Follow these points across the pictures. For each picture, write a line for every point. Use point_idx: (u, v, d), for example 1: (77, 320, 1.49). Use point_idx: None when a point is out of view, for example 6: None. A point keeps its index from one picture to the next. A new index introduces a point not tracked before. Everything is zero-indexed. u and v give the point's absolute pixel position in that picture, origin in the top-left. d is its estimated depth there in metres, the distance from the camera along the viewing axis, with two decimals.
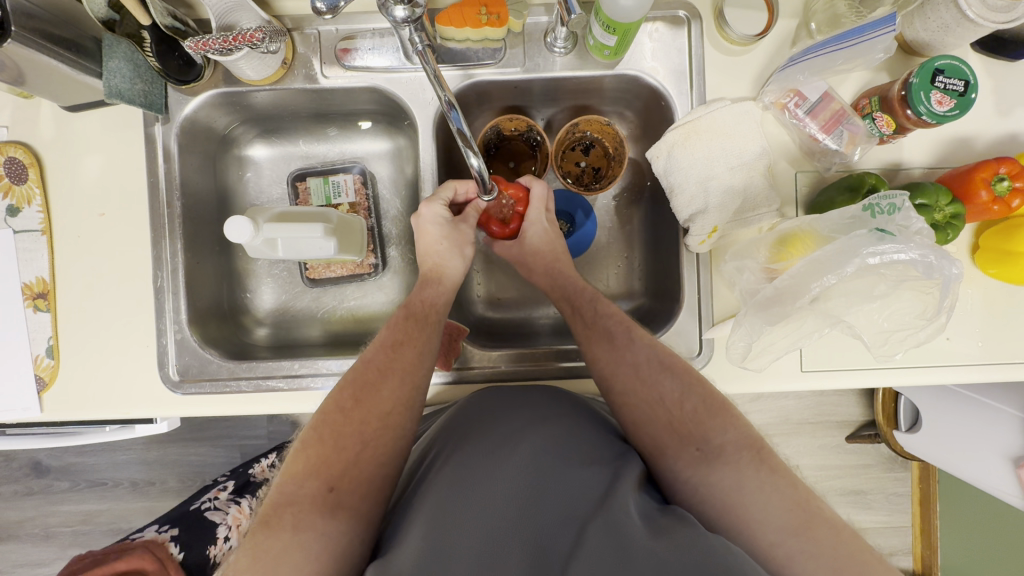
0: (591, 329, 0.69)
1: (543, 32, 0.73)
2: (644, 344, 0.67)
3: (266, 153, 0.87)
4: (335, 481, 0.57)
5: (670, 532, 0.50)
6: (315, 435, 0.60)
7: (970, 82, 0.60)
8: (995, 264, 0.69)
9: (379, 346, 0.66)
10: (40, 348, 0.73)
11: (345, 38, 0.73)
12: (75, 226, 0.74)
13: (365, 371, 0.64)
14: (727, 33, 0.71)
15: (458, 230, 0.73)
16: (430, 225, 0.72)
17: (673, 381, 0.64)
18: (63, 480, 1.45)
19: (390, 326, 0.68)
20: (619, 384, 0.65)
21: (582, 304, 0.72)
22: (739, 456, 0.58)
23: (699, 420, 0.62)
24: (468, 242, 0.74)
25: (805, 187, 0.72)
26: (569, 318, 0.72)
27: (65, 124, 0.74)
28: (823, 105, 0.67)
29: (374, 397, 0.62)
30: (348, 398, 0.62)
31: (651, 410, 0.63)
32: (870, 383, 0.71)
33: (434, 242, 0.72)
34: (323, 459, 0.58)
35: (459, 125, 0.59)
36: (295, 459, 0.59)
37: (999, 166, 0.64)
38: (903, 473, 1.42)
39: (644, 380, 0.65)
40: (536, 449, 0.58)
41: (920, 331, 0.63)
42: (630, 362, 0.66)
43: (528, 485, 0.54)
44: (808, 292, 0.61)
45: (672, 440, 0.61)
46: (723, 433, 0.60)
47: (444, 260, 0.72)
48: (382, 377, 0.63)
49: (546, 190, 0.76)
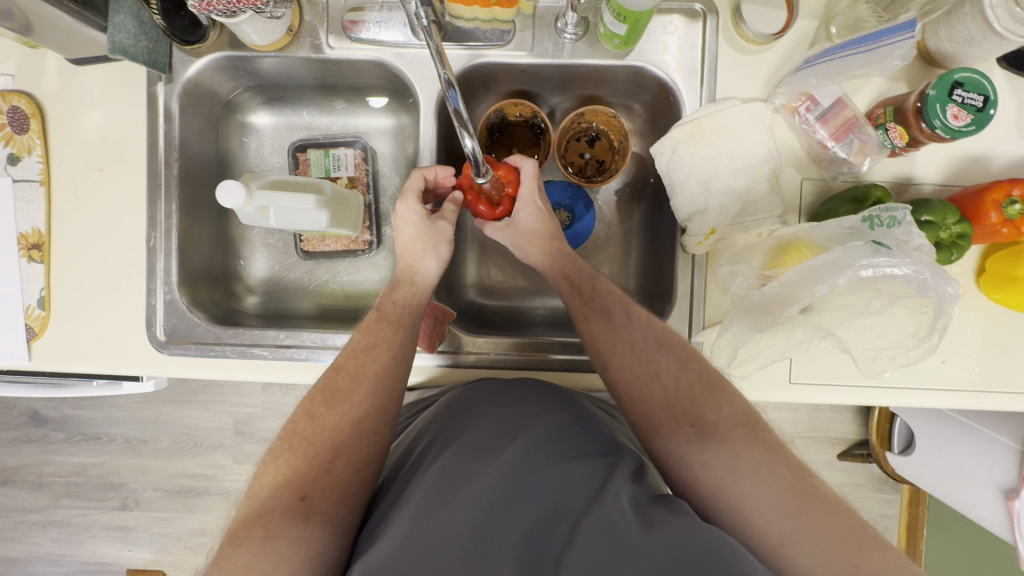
0: (587, 306, 0.68)
1: (554, 17, 0.71)
2: (640, 320, 0.66)
3: (270, 121, 0.87)
4: (305, 490, 0.57)
5: (661, 524, 0.50)
6: (286, 446, 0.60)
7: (990, 98, 0.58)
8: (999, 288, 0.67)
9: (350, 352, 0.65)
10: (32, 298, 0.74)
11: (353, 9, 0.72)
12: (75, 180, 0.75)
13: (335, 377, 0.63)
14: (743, 31, 0.69)
15: (434, 229, 0.71)
16: (405, 223, 0.71)
17: (670, 357, 0.63)
18: (60, 431, 1.48)
19: (361, 330, 0.67)
20: (616, 360, 0.64)
21: (581, 280, 0.70)
22: (736, 437, 0.59)
23: (697, 397, 0.62)
24: (444, 239, 0.72)
25: (810, 195, 0.70)
26: (566, 296, 0.70)
27: (70, 77, 0.74)
28: (835, 111, 0.65)
29: (344, 404, 0.62)
30: (320, 406, 0.62)
31: (645, 384, 0.63)
32: (858, 399, 0.69)
33: (408, 241, 0.71)
34: (296, 469, 0.58)
35: (457, 106, 0.56)
36: (266, 470, 0.59)
37: (1013, 188, 0.62)
38: (893, 495, 1.39)
39: (641, 357, 0.64)
40: (516, 447, 0.57)
41: (909, 350, 0.62)
42: (627, 339, 0.65)
43: (512, 488, 0.53)
44: (798, 301, 0.60)
45: (668, 418, 0.61)
46: (722, 411, 0.61)
47: (415, 259, 0.70)
48: (352, 384, 0.63)
49: (531, 194, 0.72)
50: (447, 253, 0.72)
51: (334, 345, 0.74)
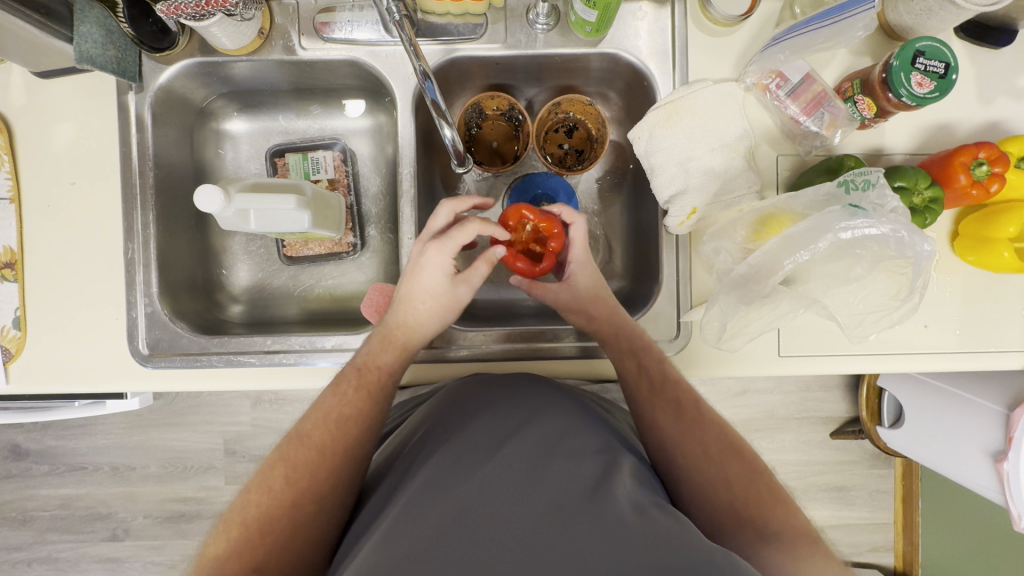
0: (658, 398, 0.64)
1: (524, 8, 0.72)
2: (712, 422, 0.64)
3: (245, 127, 0.86)
4: (259, 562, 0.53)
5: (656, 530, 0.49)
6: (239, 516, 0.56)
7: (950, 64, 0.60)
8: (973, 251, 0.68)
9: (320, 420, 0.62)
10: (6, 318, 0.72)
11: (324, 10, 0.72)
12: (46, 196, 0.73)
13: (300, 448, 0.60)
14: (711, 14, 0.70)
15: (453, 293, 0.69)
16: (425, 273, 0.67)
17: (740, 465, 0.61)
18: (42, 464, 1.43)
19: (336, 393, 0.64)
20: (686, 459, 0.61)
21: (649, 361, 0.67)
22: (797, 543, 0.55)
23: (762, 507, 0.58)
24: (456, 307, 0.69)
25: (786, 170, 0.72)
26: (632, 380, 0.66)
27: (36, 90, 0.73)
28: (804, 86, 0.67)
29: (306, 479, 0.58)
30: (279, 477, 0.59)
31: (713, 488, 0.59)
32: (847, 368, 0.70)
33: (423, 297, 0.68)
34: (248, 540, 0.55)
35: (434, 96, 0.58)
36: (217, 538, 0.56)
37: (978, 151, 0.64)
38: (887, 470, 1.42)
39: (712, 462, 0.61)
40: (508, 452, 0.56)
41: (893, 312, 0.63)
42: (699, 440, 0.62)
43: (504, 491, 0.52)
44: (781, 271, 0.61)
45: (730, 520, 0.58)
46: (785, 521, 0.58)
47: (416, 322, 0.68)
48: (318, 457, 0.59)
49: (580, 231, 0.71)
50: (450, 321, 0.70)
51: (323, 347, 0.73)
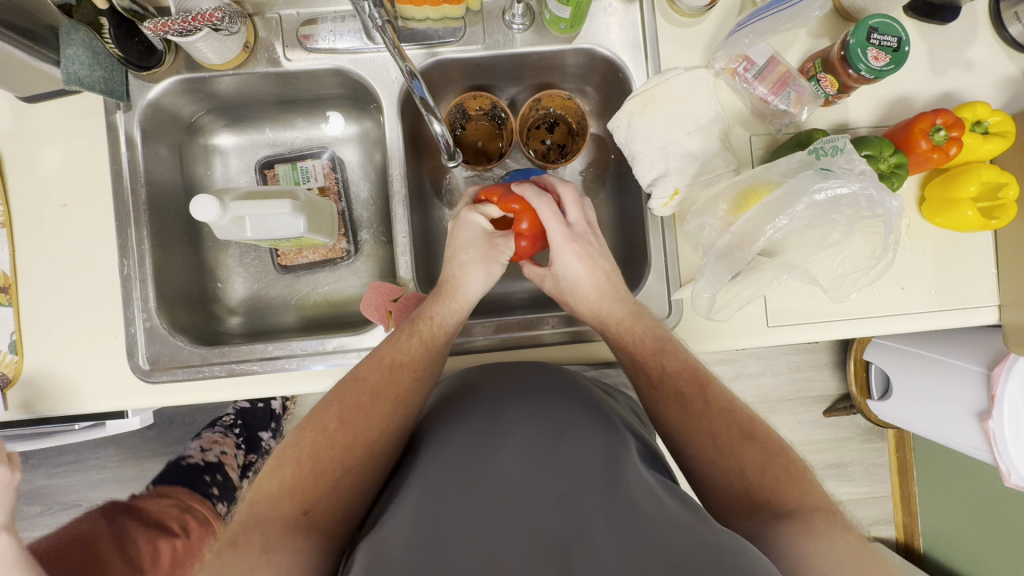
0: (660, 390, 0.66)
1: (500, 10, 0.75)
2: (719, 409, 0.63)
3: (233, 141, 0.87)
4: (308, 504, 0.54)
5: (670, 512, 0.49)
6: (293, 455, 0.58)
7: (903, 38, 0.63)
8: (940, 213, 0.72)
9: (375, 365, 0.65)
10: (3, 343, 0.72)
11: (306, 23, 0.75)
12: (38, 218, 0.73)
13: (356, 394, 0.63)
14: (677, 6, 0.74)
15: (493, 247, 0.71)
16: (465, 229, 0.71)
17: (754, 450, 0.59)
18: (33, 504, 1.39)
19: (392, 341, 0.67)
20: (692, 448, 0.61)
21: (645, 360, 0.68)
22: (815, 518, 0.52)
23: (777, 484, 0.56)
24: (501, 259, 0.72)
25: (760, 149, 0.75)
26: (632, 372, 0.69)
27: (23, 114, 0.73)
28: (770, 68, 0.70)
29: (359, 423, 0.61)
30: (334, 418, 0.61)
31: (724, 472, 0.59)
32: (832, 333, 0.74)
33: (465, 247, 0.71)
34: (299, 480, 0.56)
35: (422, 94, 0.61)
36: (268, 478, 0.57)
37: (936, 117, 0.68)
38: (881, 444, 1.46)
39: (723, 451, 0.60)
40: (518, 437, 0.56)
41: (870, 270, 0.67)
42: (706, 430, 0.61)
43: (517, 476, 0.52)
44: (762, 237, 0.64)
45: (741, 502, 0.56)
46: (804, 498, 0.54)
47: (464, 274, 0.71)
48: (373, 402, 0.62)
49: (551, 208, 0.69)
50: (497, 273, 0.72)
51: (322, 349, 0.73)
